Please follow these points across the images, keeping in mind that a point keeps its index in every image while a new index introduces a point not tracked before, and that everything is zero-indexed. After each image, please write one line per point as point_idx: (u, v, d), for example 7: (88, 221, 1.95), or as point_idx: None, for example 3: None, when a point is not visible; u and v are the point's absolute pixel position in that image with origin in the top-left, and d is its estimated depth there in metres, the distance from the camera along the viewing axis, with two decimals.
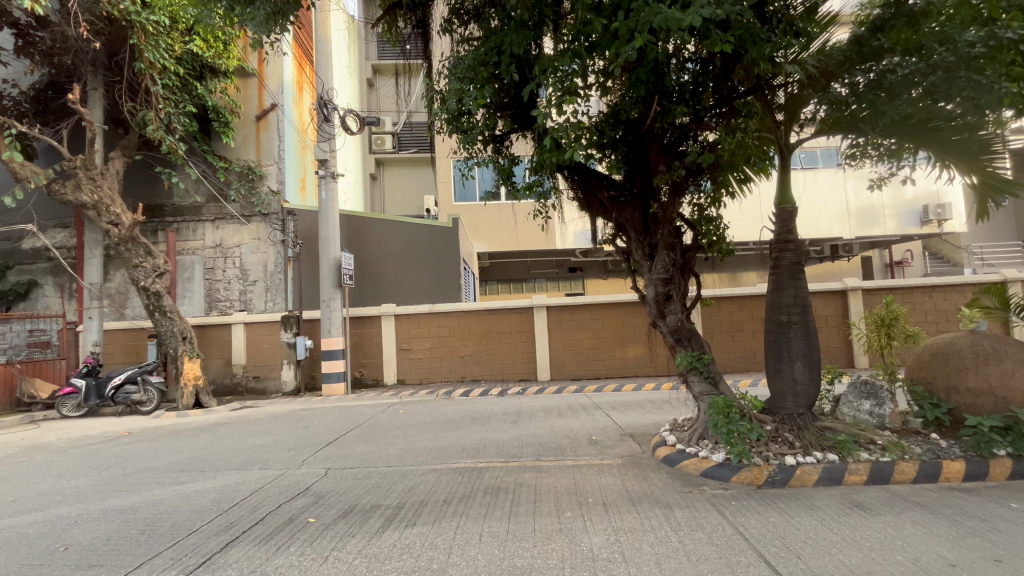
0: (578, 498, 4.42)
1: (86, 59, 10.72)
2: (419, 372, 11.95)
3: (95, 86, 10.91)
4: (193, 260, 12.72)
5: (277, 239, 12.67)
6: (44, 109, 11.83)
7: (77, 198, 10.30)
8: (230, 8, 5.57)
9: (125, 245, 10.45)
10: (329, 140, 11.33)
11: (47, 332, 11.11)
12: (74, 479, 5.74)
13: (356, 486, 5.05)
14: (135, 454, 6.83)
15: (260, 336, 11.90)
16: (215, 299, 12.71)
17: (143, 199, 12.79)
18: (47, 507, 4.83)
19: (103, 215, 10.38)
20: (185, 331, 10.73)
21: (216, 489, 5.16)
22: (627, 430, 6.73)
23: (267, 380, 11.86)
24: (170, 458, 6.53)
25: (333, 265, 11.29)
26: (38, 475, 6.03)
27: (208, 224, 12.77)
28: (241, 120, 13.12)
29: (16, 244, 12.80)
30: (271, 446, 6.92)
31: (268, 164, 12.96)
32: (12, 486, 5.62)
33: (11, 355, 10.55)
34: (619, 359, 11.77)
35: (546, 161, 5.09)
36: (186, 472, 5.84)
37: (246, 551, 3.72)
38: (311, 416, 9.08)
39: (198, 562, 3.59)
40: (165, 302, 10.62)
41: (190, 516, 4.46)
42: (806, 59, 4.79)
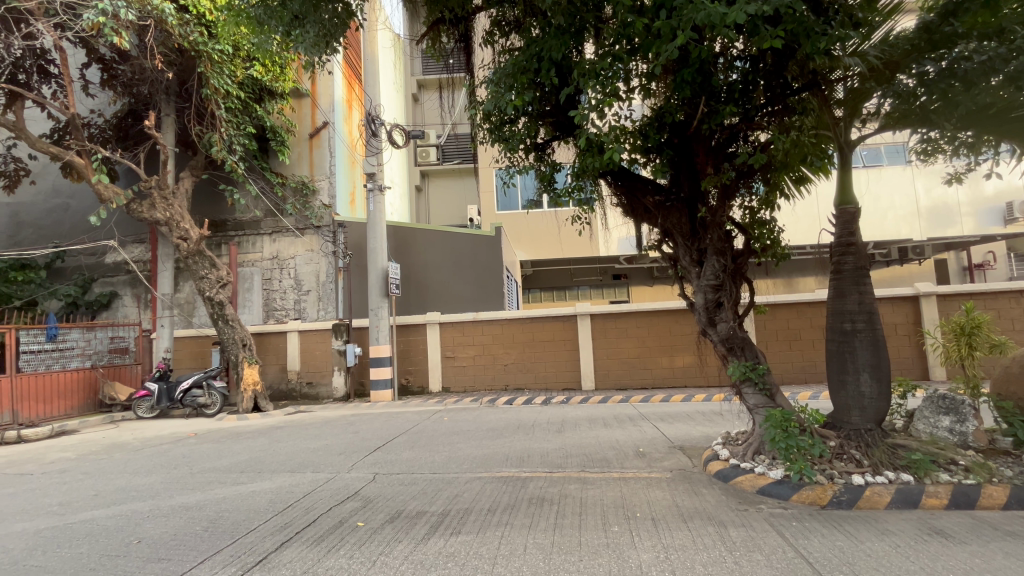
0: (625, 512, 4.30)
1: (160, 88, 11.71)
2: (463, 379, 12.07)
3: (168, 112, 11.89)
4: (253, 271, 13.47)
5: (329, 251, 13.23)
6: (124, 135, 12.94)
7: (151, 215, 11.15)
8: (286, 34, 5.87)
9: (193, 258, 11.22)
10: (376, 154, 11.72)
11: (126, 339, 12.24)
12: (147, 476, 6.18)
13: (402, 492, 5.14)
14: (200, 455, 7.26)
15: (313, 343, 12.44)
16: (273, 308, 13.39)
17: (207, 214, 13.71)
18: (123, 502, 5.21)
19: (174, 230, 11.16)
20: (245, 338, 11.36)
21: (272, 491, 5.39)
22: (676, 443, 6.49)
23: (320, 386, 12.37)
24: (232, 460, 6.89)
25: (380, 275, 11.60)
26: (117, 471, 6.54)
27: (266, 237, 13.49)
28: (295, 138, 13.82)
29: (101, 258, 14.04)
30: (323, 450, 7.17)
31: (320, 179, 13.60)
32: (96, 480, 6.13)
33: (96, 361, 11.54)
34: (666, 369, 11.43)
35: (587, 166, 5.10)
36: (245, 473, 6.15)
37: (300, 552, 3.85)
38: (359, 421, 9.39)
39: (255, 560, 3.75)
40: (227, 311, 11.29)
41: (249, 516, 4.67)
42: (867, 51, 4.45)
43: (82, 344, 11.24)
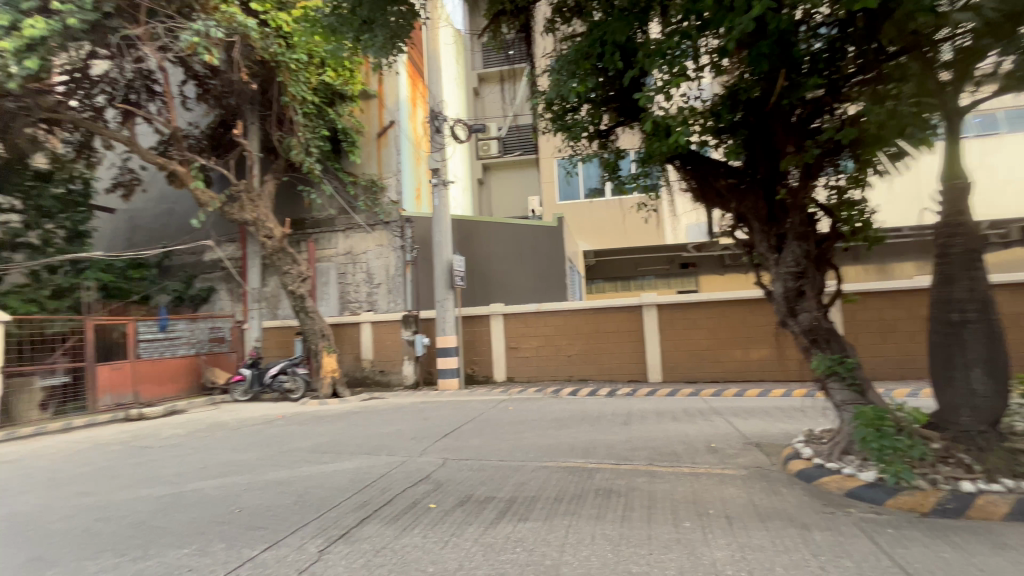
0: (696, 508, 4.16)
1: (245, 98, 12.66)
2: (527, 369, 12.17)
3: (253, 121, 12.89)
4: (329, 266, 14.35)
5: (397, 245, 13.80)
6: (217, 144, 14.25)
7: (241, 216, 12.18)
8: (355, 40, 6.18)
9: (277, 255, 12.17)
10: (440, 150, 12.01)
11: (223, 329, 13.49)
12: (244, 453, 6.84)
13: (471, 477, 5.30)
14: (289, 435, 7.91)
15: (385, 333, 13.08)
16: (348, 301, 14.18)
17: (288, 214, 14.79)
18: (225, 475, 5.80)
19: (260, 230, 12.15)
20: (324, 329, 12.21)
21: (351, 471, 5.77)
22: (752, 439, 6.16)
23: (391, 374, 12.99)
24: (316, 441, 7.45)
25: (445, 267, 11.92)
26: (220, 447, 7.30)
27: (340, 234, 14.30)
28: (364, 139, 14.45)
29: (200, 258, 15.56)
30: (396, 435, 7.55)
31: (388, 176, 14.13)
32: (203, 455, 6.89)
33: (199, 348, 12.89)
34: (740, 362, 10.88)
35: (654, 151, 4.93)
36: (328, 453, 6.63)
37: (378, 529, 4.11)
38: (429, 408, 9.78)
39: (339, 534, 4.06)
40: (307, 303, 12.16)
41: (332, 493, 5.04)
42: (985, 2, 3.84)
43: (187, 334, 12.61)
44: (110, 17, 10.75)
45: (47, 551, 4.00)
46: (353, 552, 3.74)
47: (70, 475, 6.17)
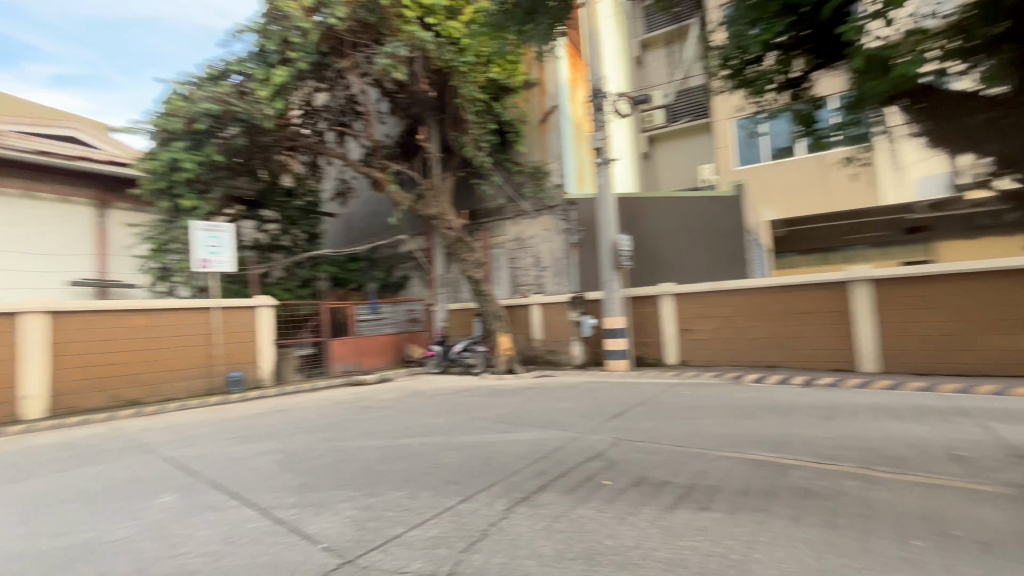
0: (932, 526, 3.42)
1: (426, 106, 14.23)
2: (703, 352, 11.37)
3: (433, 125, 14.53)
4: (501, 252, 15.42)
5: (562, 229, 14.14)
6: (406, 149, 16.49)
7: (427, 211, 13.84)
8: (519, 33, 6.43)
9: (457, 244, 13.53)
10: (602, 128, 11.83)
11: (416, 312, 15.66)
12: (438, 418, 7.91)
13: (645, 459, 5.22)
14: (474, 406, 8.84)
15: (553, 315, 13.60)
16: (519, 284, 15.06)
17: (465, 206, 16.34)
18: (426, 436, 6.79)
19: (443, 222, 13.65)
20: (501, 311, 13.35)
21: (529, 442, 6.20)
22: (1022, 451, 4.75)
23: (560, 353, 13.46)
24: (497, 412, 8.18)
25: (610, 247, 11.79)
26: (421, 411, 8.56)
27: (510, 221, 15.21)
28: (528, 127, 15.02)
29: (395, 250, 17.90)
30: (568, 411, 7.83)
31: (551, 162, 14.52)
32: (410, 417, 8.16)
33: (400, 327, 15.20)
34: (1002, 351, 8.41)
35: (869, 93, 4.26)
36: (507, 424, 7.22)
37: (555, 497, 4.36)
38: (598, 388, 9.88)
39: (521, 497, 4.43)
40: (484, 287, 13.34)
41: (513, 460, 5.50)
42: None
43: (391, 315, 14.97)
44: (326, 55, 12.98)
45: (312, 479, 5.26)
46: (535, 514, 4.06)
47: (320, 424, 7.95)
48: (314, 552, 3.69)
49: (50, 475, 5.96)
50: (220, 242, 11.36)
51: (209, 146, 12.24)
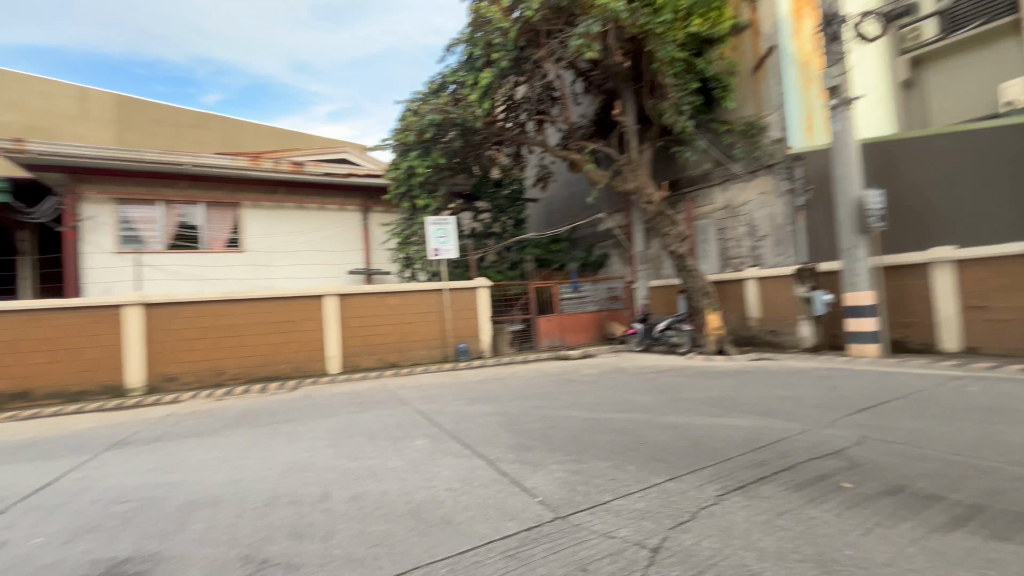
0: None
1: (620, 78, 14.04)
2: (1003, 338, 8.70)
3: (628, 96, 14.30)
4: (707, 223, 14.17)
5: (785, 189, 12.13)
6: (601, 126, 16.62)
7: (625, 187, 13.60)
8: None
9: (657, 218, 13.02)
10: (838, 62, 9.81)
11: (617, 289, 15.86)
12: (643, 396, 7.88)
13: (905, 466, 4.28)
14: (680, 386, 8.49)
15: (774, 291, 12.06)
16: (729, 257, 13.59)
17: (666, 176, 15.61)
18: (631, 412, 6.86)
19: (641, 197, 13.27)
20: (706, 288, 12.47)
21: (745, 429, 5.69)
22: None
23: (784, 335, 11.90)
24: (707, 394, 7.71)
25: (854, 207, 9.71)
26: (625, 388, 8.65)
27: (718, 187, 13.84)
28: (739, 79, 13.36)
29: (595, 229, 18.67)
30: (794, 399, 6.89)
31: (769, 113, 12.51)
32: (613, 392, 8.32)
33: (601, 305, 15.58)
34: None
35: None
36: (719, 408, 6.74)
37: (779, 492, 3.97)
38: (835, 375, 8.39)
39: (736, 486, 4.17)
40: (689, 262, 12.65)
41: (726, 446, 5.16)
42: None
43: (591, 293, 15.44)
44: (524, 48, 13.68)
45: (528, 440, 5.88)
46: (754, 507, 3.78)
47: (533, 393, 8.77)
48: (531, 503, 4.16)
49: (347, 415, 8.06)
50: (447, 233, 13.34)
51: (435, 152, 14.38)
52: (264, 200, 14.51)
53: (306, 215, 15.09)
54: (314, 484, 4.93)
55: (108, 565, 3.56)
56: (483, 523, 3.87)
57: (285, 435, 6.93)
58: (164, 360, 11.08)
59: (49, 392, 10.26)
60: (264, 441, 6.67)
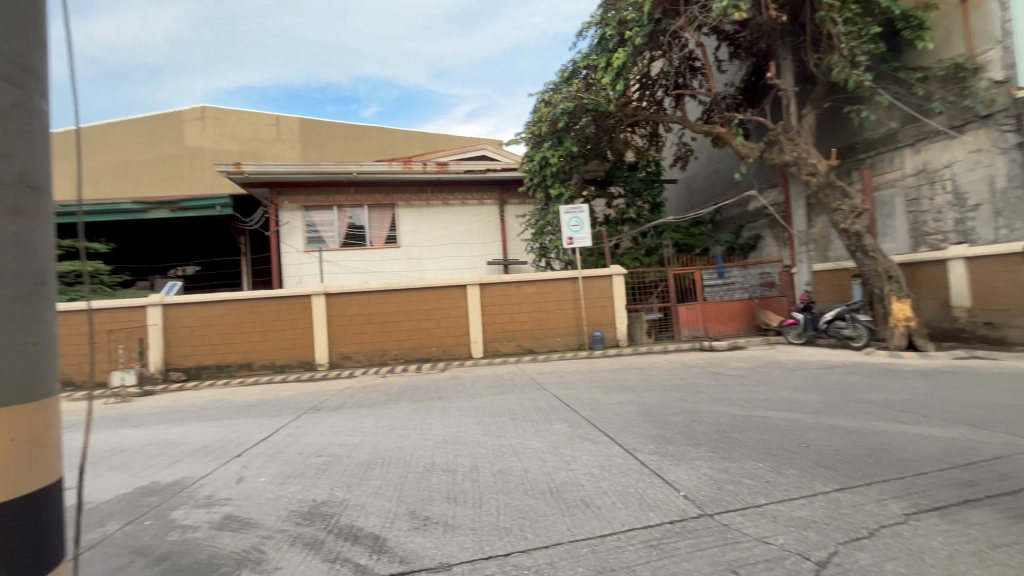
0: None
1: (777, 36, 12.63)
2: None
3: (785, 54, 12.82)
4: (893, 193, 12.08)
5: (1011, 144, 9.55)
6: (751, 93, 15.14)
7: (781, 159, 12.06)
8: None
9: (824, 191, 11.43)
10: None
11: (772, 275, 14.16)
12: (805, 394, 7.01)
13: None
14: (853, 385, 7.39)
15: (990, 274, 9.58)
16: (923, 234, 11.51)
17: (835, 142, 13.69)
18: (790, 411, 6.18)
19: (803, 168, 11.68)
20: (890, 270, 10.61)
21: (945, 440, 4.75)
22: None
23: (1007, 328, 9.46)
24: (889, 396, 6.60)
25: None
26: (782, 384, 7.80)
27: (907, 150, 11.70)
28: (940, 13, 10.85)
29: (745, 208, 17.25)
30: (1018, 409, 5.55)
31: (984, 50, 9.99)
32: (767, 388, 7.57)
33: (752, 292, 14.17)
34: None
35: None
36: (906, 413, 5.73)
37: (995, 520, 3.28)
38: None
39: (931, 505, 3.54)
40: (866, 242, 10.86)
41: (918, 458, 4.39)
42: None
43: (741, 279, 14.11)
44: (659, 21, 12.92)
45: (669, 432, 5.66)
46: (956, 532, 3.17)
47: (674, 384, 8.39)
48: (674, 497, 4.02)
49: (490, 396, 8.63)
50: (581, 221, 13.33)
51: (567, 140, 14.29)
52: (415, 199, 16.13)
53: (450, 211, 16.37)
54: (464, 456, 5.42)
55: (312, 504, 4.39)
56: (624, 511, 3.86)
57: (437, 411, 7.71)
58: (342, 340, 13.09)
59: (264, 364, 12.86)
60: (421, 415, 7.51)
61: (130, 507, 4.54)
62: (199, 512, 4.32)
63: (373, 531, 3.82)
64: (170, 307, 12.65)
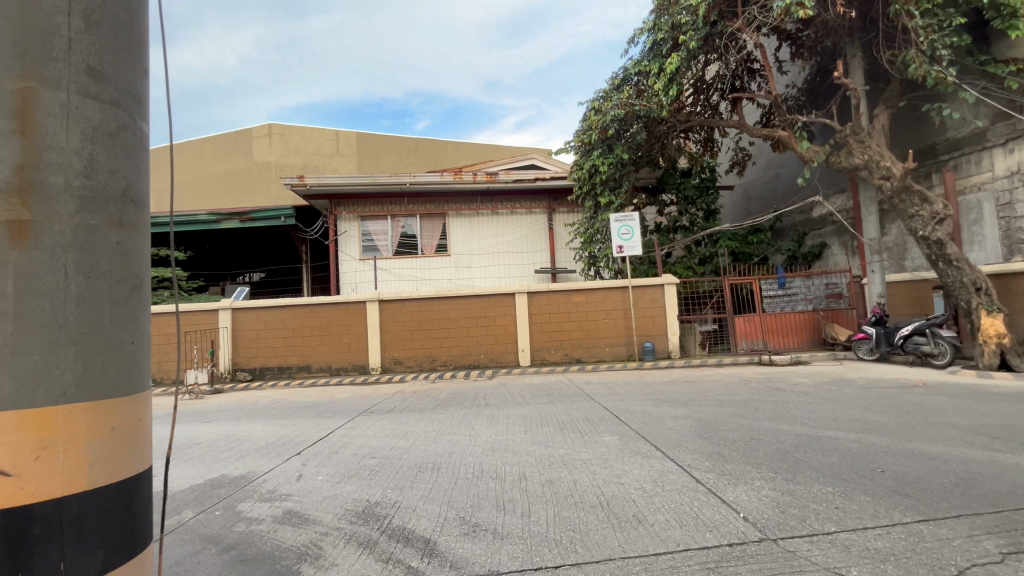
0: None
1: (844, 33, 11.97)
2: None
3: (854, 52, 12.08)
4: (981, 198, 11.03)
5: None
6: (815, 95, 14.40)
7: (850, 163, 11.34)
8: None
9: (899, 197, 10.65)
10: None
11: (840, 285, 13.41)
12: (879, 414, 6.48)
13: None
14: (935, 407, 6.76)
15: None
16: (1017, 242, 10.37)
17: (912, 144, 12.76)
18: (862, 432, 5.74)
19: (874, 172, 10.94)
20: (979, 281, 9.66)
21: None
22: None
23: None
24: (979, 420, 5.99)
25: None
26: (852, 403, 7.26)
27: (998, 150, 10.68)
28: None
29: (809, 215, 16.45)
30: None
31: None
32: (835, 407, 7.08)
33: (818, 304, 13.42)
34: None
35: None
36: (1000, 440, 5.18)
37: None
38: None
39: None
40: (949, 250, 9.95)
41: (1016, 491, 3.95)
42: None
43: (804, 290, 13.37)
44: (715, 24, 12.58)
45: (726, 450, 5.41)
46: None
47: (730, 400, 8.00)
48: (733, 518, 3.82)
49: (538, 405, 8.59)
50: (631, 229, 13.08)
51: (618, 148, 14.07)
52: (465, 209, 16.47)
53: (499, 220, 16.56)
54: (512, 465, 5.41)
55: (366, 504, 4.53)
56: (678, 530, 3.71)
57: (485, 418, 7.76)
58: (394, 346, 13.50)
59: (321, 367, 13.47)
60: (469, 421, 7.59)
61: (202, 497, 4.86)
62: (263, 506, 4.57)
63: (425, 534, 3.89)
64: (239, 311, 13.55)
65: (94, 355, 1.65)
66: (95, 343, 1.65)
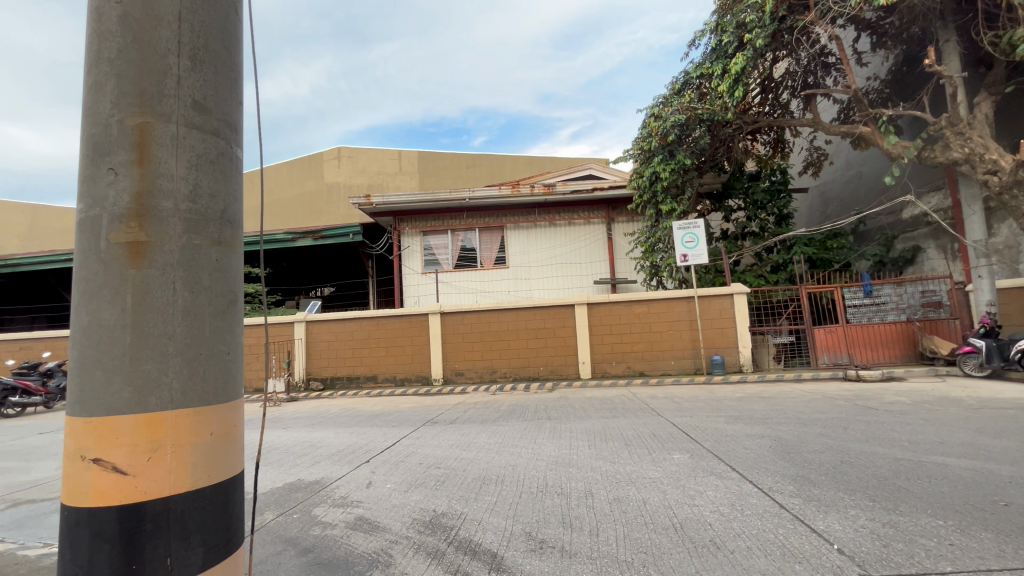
0: None
1: (935, 16, 10.91)
2: None
3: (948, 37, 10.93)
4: None
5: None
6: (901, 85, 13.44)
7: (948, 157, 10.28)
8: None
9: (1010, 191, 9.63)
10: None
11: (938, 293, 11.99)
12: (996, 439, 5.71)
13: None
14: None
15: None
16: None
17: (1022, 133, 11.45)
18: (977, 458, 5.08)
19: (978, 167, 9.85)
20: None
21: None
22: None
23: None
24: None
25: None
26: (960, 425, 6.46)
27: None
28: None
29: (897, 216, 15.00)
30: None
31: None
32: (940, 429, 6.33)
33: (911, 314, 12.09)
34: None
35: None
36: None
37: None
38: None
39: None
40: None
41: None
42: None
43: (895, 299, 12.11)
44: (785, 18, 11.89)
45: (812, 473, 4.96)
46: None
47: (813, 418, 7.38)
48: (827, 550, 3.48)
49: (601, 419, 8.38)
50: (696, 237, 12.54)
51: (680, 153, 13.59)
52: (523, 221, 16.58)
53: (557, 231, 16.52)
54: (577, 481, 5.27)
55: (433, 514, 4.58)
56: (762, 559, 3.43)
57: (547, 431, 7.66)
58: (455, 358, 13.74)
59: (388, 377, 13.95)
60: (531, 434, 7.52)
61: (281, 500, 5.15)
62: (337, 511, 4.75)
63: (492, 548, 3.86)
64: (312, 324, 14.35)
65: (198, 363, 1.77)
66: (198, 353, 1.78)
